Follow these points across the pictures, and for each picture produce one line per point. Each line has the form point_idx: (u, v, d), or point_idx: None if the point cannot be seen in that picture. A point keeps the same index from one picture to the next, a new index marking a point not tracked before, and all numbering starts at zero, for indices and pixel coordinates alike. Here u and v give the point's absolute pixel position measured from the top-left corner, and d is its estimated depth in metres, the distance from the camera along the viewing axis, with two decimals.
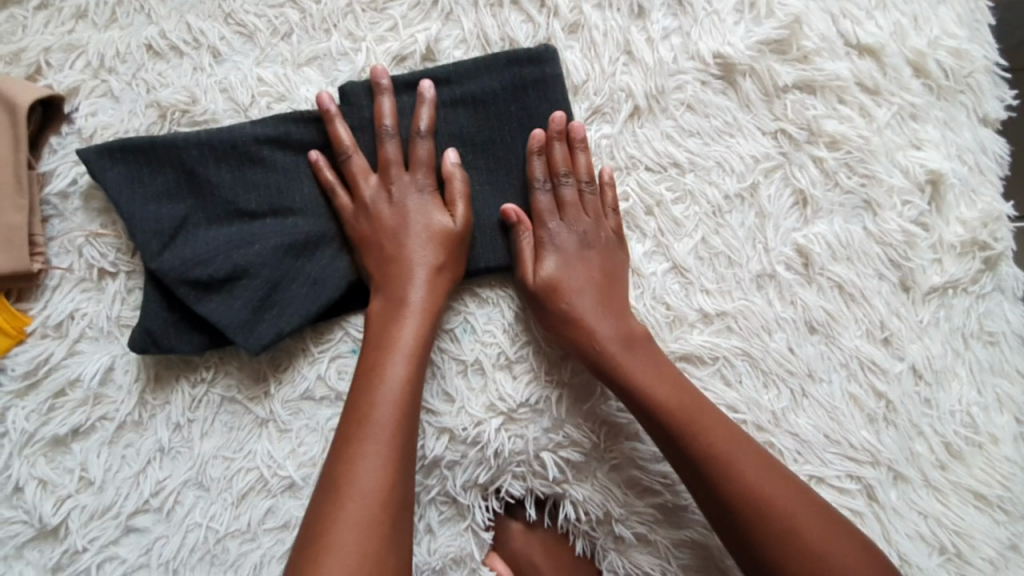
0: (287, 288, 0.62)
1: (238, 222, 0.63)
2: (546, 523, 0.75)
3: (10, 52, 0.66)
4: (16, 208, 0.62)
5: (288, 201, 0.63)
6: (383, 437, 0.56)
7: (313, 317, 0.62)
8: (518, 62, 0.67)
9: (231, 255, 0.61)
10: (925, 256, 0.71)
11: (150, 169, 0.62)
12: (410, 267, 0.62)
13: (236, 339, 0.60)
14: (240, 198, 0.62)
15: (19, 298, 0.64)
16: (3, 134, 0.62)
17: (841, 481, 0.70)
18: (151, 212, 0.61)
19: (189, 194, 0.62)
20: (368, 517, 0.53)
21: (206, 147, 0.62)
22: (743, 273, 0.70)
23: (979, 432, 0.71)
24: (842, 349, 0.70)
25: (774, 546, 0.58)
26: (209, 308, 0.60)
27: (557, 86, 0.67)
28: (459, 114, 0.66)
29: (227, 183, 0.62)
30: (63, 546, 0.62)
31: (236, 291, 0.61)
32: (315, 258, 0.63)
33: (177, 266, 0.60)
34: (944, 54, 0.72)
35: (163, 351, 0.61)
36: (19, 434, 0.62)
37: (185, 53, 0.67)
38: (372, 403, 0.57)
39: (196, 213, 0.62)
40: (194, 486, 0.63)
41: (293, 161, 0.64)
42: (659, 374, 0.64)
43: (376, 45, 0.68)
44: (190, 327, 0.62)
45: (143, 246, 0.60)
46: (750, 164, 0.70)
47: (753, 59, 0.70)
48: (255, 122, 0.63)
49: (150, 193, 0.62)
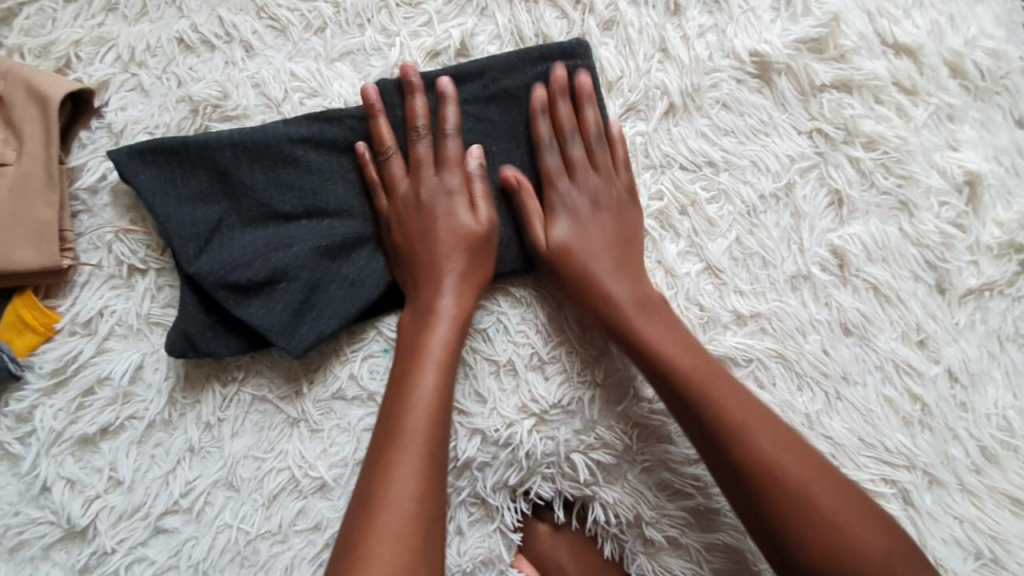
0: (325, 290, 0.61)
1: (273, 224, 0.62)
2: (574, 525, 0.73)
3: (40, 45, 0.65)
4: (47, 203, 0.62)
5: (323, 202, 0.62)
6: (417, 446, 0.55)
7: (352, 319, 0.61)
8: (551, 57, 0.66)
9: (269, 258, 0.60)
10: (962, 258, 0.70)
11: (183, 171, 0.61)
12: (438, 273, 0.62)
13: (276, 343, 0.60)
14: (275, 199, 0.62)
15: (47, 294, 0.63)
16: (34, 128, 0.62)
17: (876, 485, 0.69)
18: (186, 216, 0.61)
19: (223, 195, 0.62)
20: (405, 527, 0.52)
21: (240, 148, 0.61)
22: (777, 274, 0.69)
23: (1015, 436, 0.70)
24: (877, 351, 0.69)
25: (788, 510, 0.56)
26: (249, 312, 0.60)
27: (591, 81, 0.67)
28: (494, 110, 0.66)
29: (261, 184, 0.61)
30: (92, 547, 0.61)
31: (275, 294, 0.60)
32: (353, 259, 0.62)
33: (215, 270, 0.59)
34: (981, 54, 0.72)
35: (201, 355, 0.61)
36: (48, 433, 0.62)
37: (216, 47, 0.67)
38: (404, 413, 0.56)
39: (231, 215, 0.62)
40: (224, 487, 0.62)
41: (328, 161, 0.63)
42: (679, 348, 0.62)
43: (410, 39, 0.67)
44: (227, 330, 0.61)
45: (180, 250, 0.60)
46: (785, 164, 0.70)
47: (790, 57, 0.69)
48: (288, 122, 0.62)
49: (184, 196, 0.61)
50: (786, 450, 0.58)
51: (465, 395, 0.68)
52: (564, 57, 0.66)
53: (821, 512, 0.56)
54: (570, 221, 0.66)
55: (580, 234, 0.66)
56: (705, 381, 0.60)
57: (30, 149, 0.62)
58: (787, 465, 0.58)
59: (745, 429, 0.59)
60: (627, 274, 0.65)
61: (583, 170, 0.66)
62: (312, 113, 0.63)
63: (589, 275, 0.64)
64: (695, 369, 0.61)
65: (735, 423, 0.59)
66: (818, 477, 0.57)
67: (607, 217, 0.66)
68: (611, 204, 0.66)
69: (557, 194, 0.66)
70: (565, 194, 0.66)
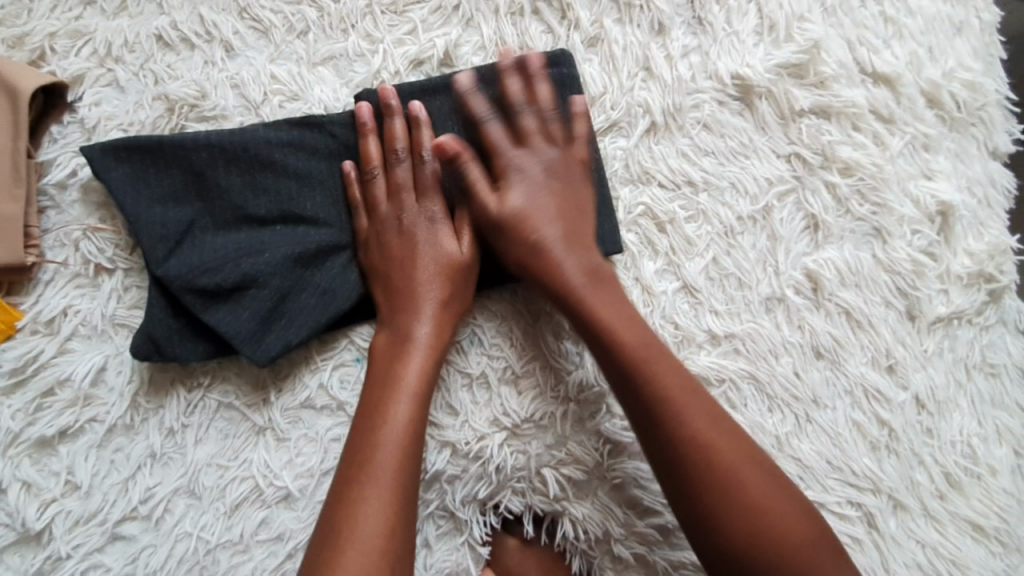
0: (295, 299, 0.60)
1: (247, 228, 0.61)
2: (543, 540, 0.72)
3: (13, 35, 0.64)
4: (12, 198, 0.60)
5: (299, 207, 0.61)
6: (385, 481, 0.54)
7: (321, 329, 0.61)
8: (534, 64, 0.66)
9: (240, 264, 0.59)
10: (932, 286, 0.71)
11: (157, 170, 0.60)
12: (417, 297, 0.60)
13: (243, 351, 0.59)
14: (250, 203, 0.60)
15: (10, 291, 0.61)
16: (3, 121, 0.60)
17: (842, 508, 0.69)
18: (157, 216, 0.60)
19: (196, 196, 0.61)
20: (368, 567, 0.51)
21: (217, 150, 0.60)
22: (752, 296, 0.70)
23: (978, 463, 0.71)
24: (847, 375, 0.70)
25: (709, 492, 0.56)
26: (216, 318, 0.59)
27: (574, 91, 0.66)
28: (478, 118, 0.65)
29: (237, 187, 0.60)
30: (46, 552, 0.60)
31: (244, 300, 0.59)
32: (326, 268, 0.61)
33: (184, 273, 0.58)
34: (958, 86, 0.73)
35: (165, 358, 0.60)
36: (4, 433, 0.60)
37: (196, 46, 0.66)
38: (374, 445, 0.55)
39: (203, 217, 0.60)
40: (186, 494, 0.61)
41: (306, 165, 0.62)
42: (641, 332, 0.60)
43: (394, 47, 0.67)
44: (195, 335, 0.60)
45: (148, 251, 0.59)
46: (763, 187, 0.70)
47: (771, 81, 0.70)
48: (268, 124, 0.61)
49: (156, 196, 0.60)
50: (726, 452, 0.57)
51: (438, 408, 0.67)
52: (547, 65, 0.66)
53: (727, 491, 0.56)
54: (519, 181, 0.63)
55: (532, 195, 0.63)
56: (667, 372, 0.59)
57: None
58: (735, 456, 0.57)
59: (699, 426, 0.57)
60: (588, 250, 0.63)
61: (539, 143, 0.64)
62: (296, 118, 0.62)
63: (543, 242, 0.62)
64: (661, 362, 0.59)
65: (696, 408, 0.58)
66: (762, 489, 0.56)
67: (549, 190, 0.63)
68: (562, 181, 0.64)
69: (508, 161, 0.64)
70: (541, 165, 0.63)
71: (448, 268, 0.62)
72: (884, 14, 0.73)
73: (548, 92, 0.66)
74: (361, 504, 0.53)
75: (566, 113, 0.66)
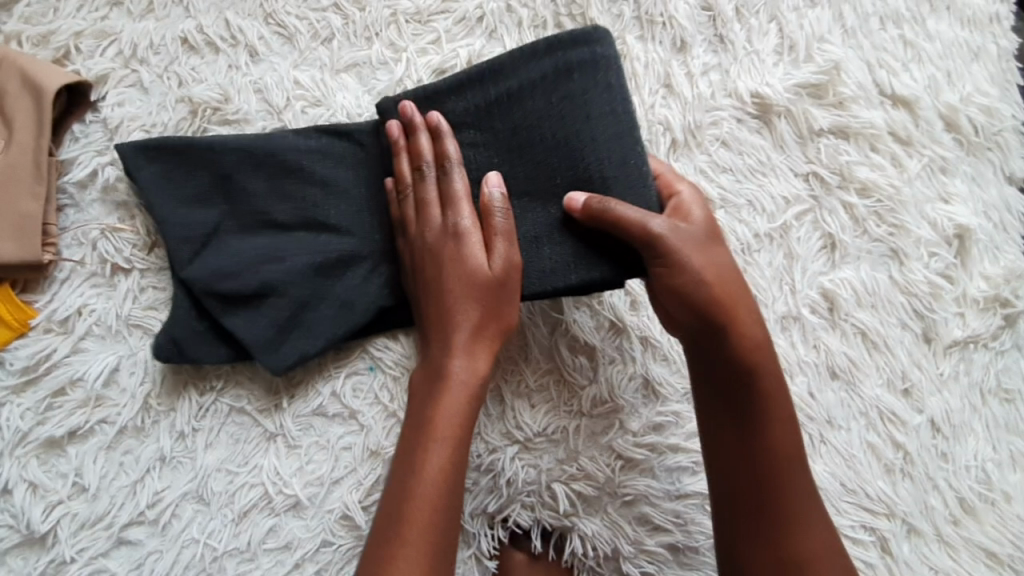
0: (314, 308, 0.60)
1: (270, 234, 0.60)
2: (551, 555, 0.70)
3: (39, 34, 0.64)
4: (31, 195, 0.60)
5: (322, 215, 0.60)
6: (422, 533, 0.52)
7: (338, 340, 0.60)
8: (563, 43, 0.57)
9: (261, 270, 0.59)
10: (949, 309, 0.71)
11: (185, 171, 0.60)
12: (452, 330, 0.57)
13: (261, 357, 0.59)
14: (274, 209, 0.60)
15: (24, 289, 0.61)
16: (26, 118, 0.61)
17: (856, 532, 0.68)
18: (183, 217, 0.60)
19: (222, 199, 0.60)
20: None
21: (245, 154, 0.60)
22: (768, 314, 0.70)
23: (993, 489, 0.70)
24: (862, 397, 0.70)
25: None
26: (235, 323, 0.59)
27: (610, 70, 0.57)
28: (495, 118, 0.59)
29: (263, 192, 0.60)
30: (50, 555, 0.59)
31: (263, 308, 0.59)
32: (345, 278, 0.60)
33: (205, 277, 0.58)
34: (976, 110, 0.74)
35: (187, 361, 0.59)
36: (13, 432, 0.59)
37: (221, 50, 0.66)
38: (411, 495, 0.53)
39: (228, 221, 0.60)
40: (194, 499, 0.60)
41: (332, 173, 0.61)
42: (787, 414, 0.57)
43: (417, 56, 0.67)
44: (215, 338, 0.60)
45: (173, 252, 0.59)
46: (781, 205, 0.70)
47: (791, 101, 0.71)
48: (299, 131, 0.62)
49: (183, 196, 0.60)
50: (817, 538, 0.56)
51: None
52: (577, 44, 0.57)
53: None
54: (703, 219, 0.58)
55: (714, 239, 0.58)
56: (790, 431, 0.57)
57: (21, 139, 0.60)
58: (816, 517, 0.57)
59: (811, 499, 0.57)
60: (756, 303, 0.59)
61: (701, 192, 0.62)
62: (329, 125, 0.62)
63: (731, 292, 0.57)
64: (785, 414, 0.57)
65: (799, 467, 0.57)
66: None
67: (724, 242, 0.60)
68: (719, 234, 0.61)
69: (675, 197, 0.60)
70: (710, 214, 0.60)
71: (479, 293, 0.57)
72: (903, 37, 0.74)
73: (578, 76, 0.57)
74: (402, 552, 0.51)
75: (599, 98, 0.57)
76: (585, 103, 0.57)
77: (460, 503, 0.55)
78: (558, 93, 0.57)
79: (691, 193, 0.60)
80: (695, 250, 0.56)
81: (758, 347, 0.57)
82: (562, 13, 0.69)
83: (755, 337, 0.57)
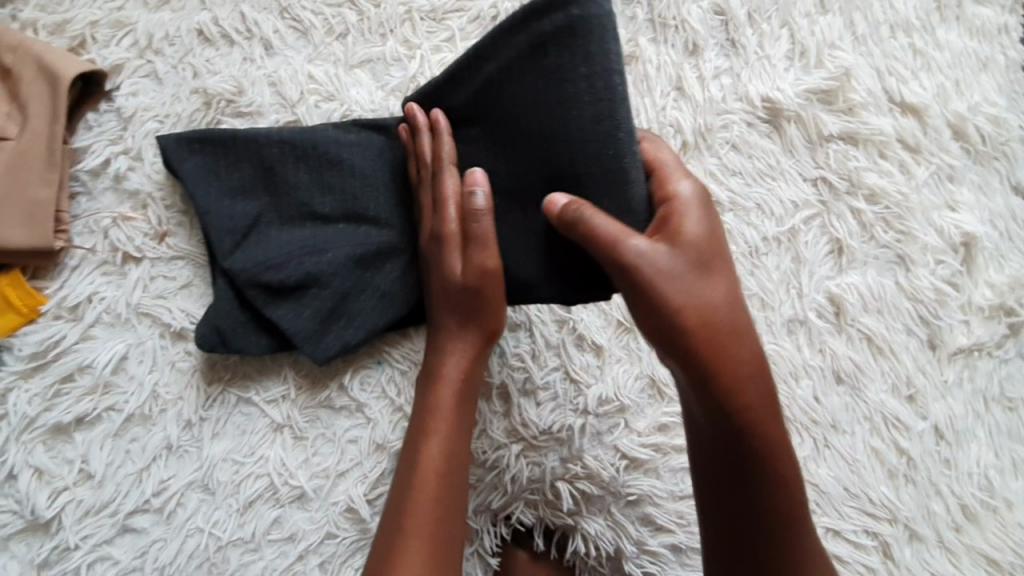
0: (355, 299, 0.60)
1: (311, 225, 0.61)
2: (553, 554, 0.70)
3: (55, 22, 0.65)
4: (44, 182, 0.60)
5: (363, 207, 0.61)
6: (423, 529, 0.53)
7: (379, 331, 0.61)
8: (535, 16, 0.54)
9: (303, 261, 0.59)
10: (954, 316, 0.72)
11: (227, 163, 0.61)
12: (442, 334, 0.59)
13: (304, 348, 0.59)
14: (315, 201, 0.60)
15: (34, 275, 0.61)
16: (41, 105, 0.61)
17: (858, 536, 0.68)
18: (225, 209, 0.60)
19: (264, 191, 0.61)
20: None
21: (287, 146, 0.61)
22: (775, 317, 0.70)
23: (994, 496, 0.71)
24: (867, 402, 0.70)
25: None
26: (278, 313, 0.59)
27: (589, 35, 0.52)
28: (485, 109, 0.58)
29: (304, 184, 0.60)
30: (54, 542, 0.59)
31: (306, 299, 0.59)
32: (384, 271, 0.61)
33: (249, 268, 0.58)
34: (983, 120, 0.74)
35: (230, 351, 0.59)
36: (20, 418, 0.59)
37: (236, 42, 0.66)
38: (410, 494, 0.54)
39: (269, 212, 0.61)
40: (199, 489, 0.60)
41: (371, 166, 0.61)
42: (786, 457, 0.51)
43: (432, 53, 0.68)
44: (257, 329, 0.60)
45: (215, 243, 0.59)
46: (789, 209, 0.71)
47: (801, 106, 0.71)
48: (339, 125, 0.62)
49: (225, 188, 0.61)
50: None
51: None
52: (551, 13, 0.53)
53: None
54: (695, 232, 0.51)
55: (710, 249, 0.51)
56: (789, 465, 0.51)
57: (35, 126, 0.61)
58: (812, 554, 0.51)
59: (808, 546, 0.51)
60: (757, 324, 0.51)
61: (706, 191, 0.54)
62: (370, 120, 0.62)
63: (721, 313, 0.49)
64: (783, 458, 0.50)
65: (795, 508, 0.51)
66: None
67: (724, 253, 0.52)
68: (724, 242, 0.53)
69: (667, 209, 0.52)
70: (712, 218, 0.53)
71: (468, 297, 0.57)
72: (913, 46, 0.75)
73: (555, 51, 0.53)
74: (404, 553, 0.52)
75: (579, 74, 0.53)
76: (563, 82, 0.53)
77: (461, 501, 0.56)
78: (536, 74, 0.55)
79: (689, 195, 0.53)
80: (677, 275, 0.49)
81: (753, 381, 0.49)
82: None
83: (750, 365, 0.49)
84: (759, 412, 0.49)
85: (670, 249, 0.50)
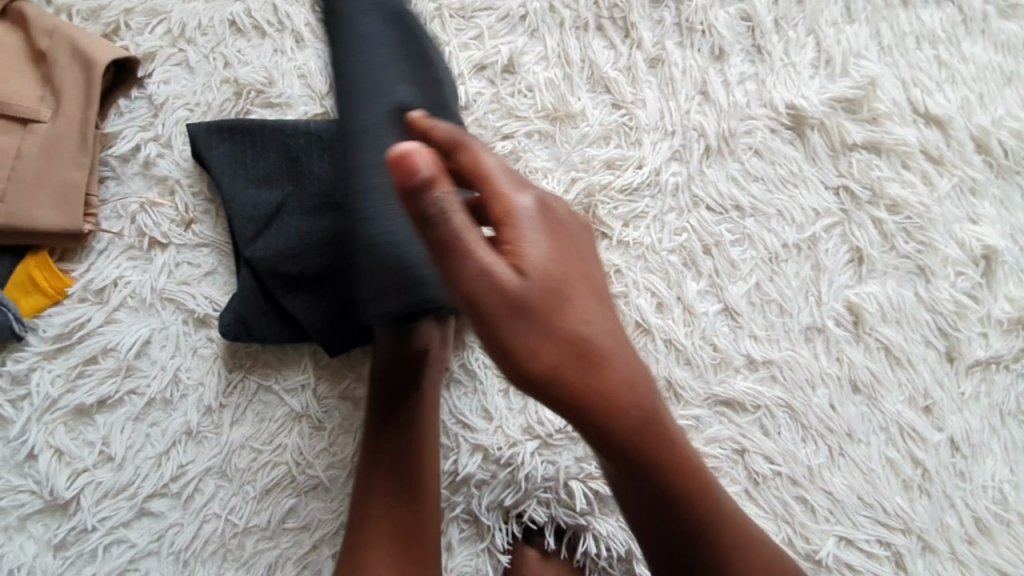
0: None
1: (331, 217, 0.60)
2: (563, 553, 0.69)
3: (88, 8, 0.65)
4: (76, 166, 0.61)
5: None
6: (377, 532, 0.55)
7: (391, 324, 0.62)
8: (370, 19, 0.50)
9: (322, 253, 0.59)
10: (973, 328, 0.71)
11: (253, 153, 0.62)
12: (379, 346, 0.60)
13: (318, 339, 0.60)
14: (337, 193, 0.60)
15: (62, 257, 0.62)
16: (76, 91, 0.62)
17: (870, 545, 0.68)
18: (250, 198, 0.61)
19: (288, 182, 0.61)
20: None
21: (314, 138, 0.62)
22: (793, 324, 0.70)
23: (1009, 510, 0.70)
24: (883, 412, 0.70)
25: None
26: (295, 303, 0.60)
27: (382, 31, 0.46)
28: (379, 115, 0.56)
29: (327, 176, 0.61)
30: (71, 522, 0.59)
31: (323, 289, 0.60)
32: None
33: (268, 256, 0.59)
34: (1007, 134, 0.74)
35: (252, 339, 0.60)
36: (43, 398, 0.60)
37: (267, 34, 0.67)
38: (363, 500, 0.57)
39: (291, 202, 0.61)
40: (216, 475, 0.60)
41: None
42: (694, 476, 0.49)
43: (460, 51, 0.68)
44: (278, 318, 0.61)
45: (239, 230, 0.60)
46: (810, 216, 0.71)
47: (825, 114, 0.71)
48: None
49: (250, 177, 0.61)
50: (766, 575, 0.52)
51: (472, 410, 0.68)
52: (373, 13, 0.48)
53: None
54: (539, 254, 0.43)
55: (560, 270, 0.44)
56: (692, 477, 0.48)
57: (69, 111, 0.61)
58: (743, 551, 0.51)
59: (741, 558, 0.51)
60: (626, 340, 0.45)
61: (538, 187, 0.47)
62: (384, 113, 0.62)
63: (590, 346, 0.43)
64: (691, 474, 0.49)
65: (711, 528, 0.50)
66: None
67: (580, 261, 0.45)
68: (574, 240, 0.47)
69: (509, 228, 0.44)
70: (562, 223, 0.46)
71: None
72: (938, 58, 0.75)
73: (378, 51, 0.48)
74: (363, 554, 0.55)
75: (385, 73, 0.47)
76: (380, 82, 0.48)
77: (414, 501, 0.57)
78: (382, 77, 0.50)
79: (530, 210, 0.45)
80: (532, 320, 0.41)
81: (641, 416, 0.44)
82: (604, 15, 0.70)
83: (635, 395, 0.44)
84: (650, 445, 0.45)
85: (523, 275, 0.42)
